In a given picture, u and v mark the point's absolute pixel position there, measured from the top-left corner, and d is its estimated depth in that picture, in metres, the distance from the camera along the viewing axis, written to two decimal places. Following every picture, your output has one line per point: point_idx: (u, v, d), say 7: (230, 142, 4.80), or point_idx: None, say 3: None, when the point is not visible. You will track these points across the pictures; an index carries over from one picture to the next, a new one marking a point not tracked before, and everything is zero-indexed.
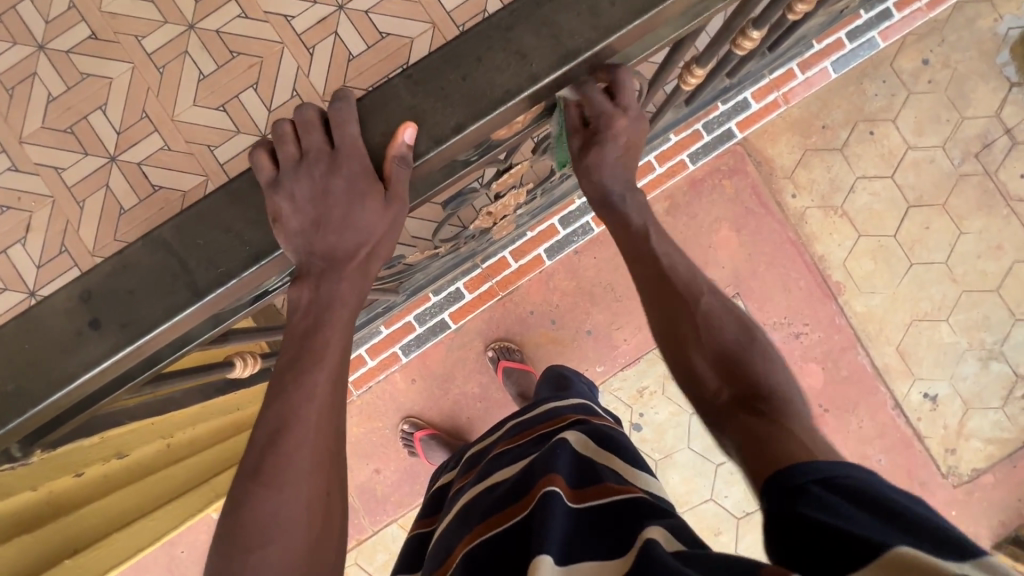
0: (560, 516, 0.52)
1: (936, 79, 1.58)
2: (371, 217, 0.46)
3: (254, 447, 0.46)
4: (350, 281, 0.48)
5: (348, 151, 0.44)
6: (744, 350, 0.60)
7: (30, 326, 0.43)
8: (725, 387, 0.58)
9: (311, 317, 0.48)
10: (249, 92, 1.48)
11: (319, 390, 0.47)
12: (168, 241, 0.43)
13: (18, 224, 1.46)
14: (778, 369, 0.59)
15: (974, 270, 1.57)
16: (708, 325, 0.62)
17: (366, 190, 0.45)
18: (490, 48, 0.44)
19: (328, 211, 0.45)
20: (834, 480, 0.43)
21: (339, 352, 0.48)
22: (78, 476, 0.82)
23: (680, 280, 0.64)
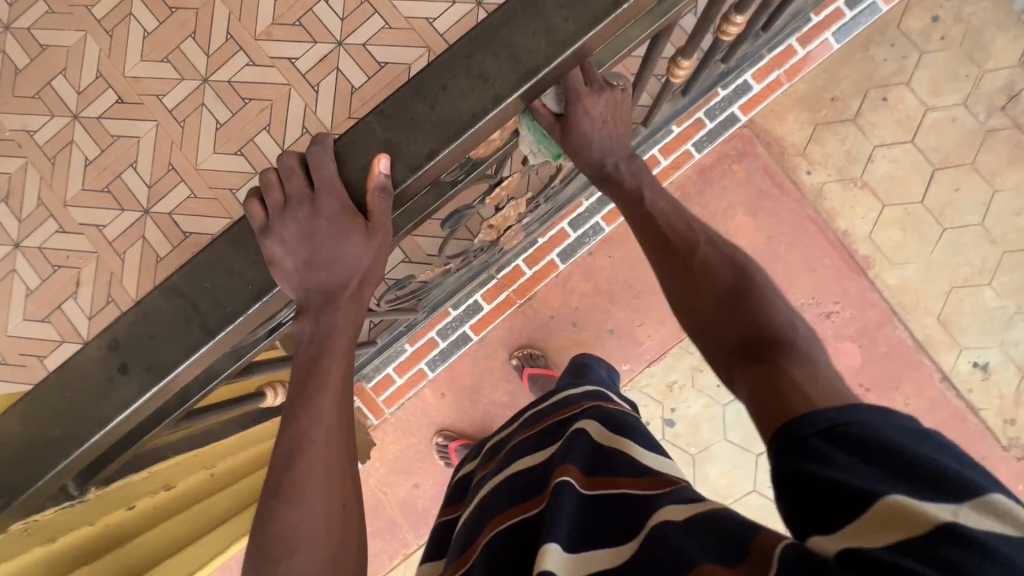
0: (569, 506, 0.51)
1: (949, 36, 1.51)
2: (356, 251, 0.49)
3: (273, 469, 0.49)
4: (345, 311, 0.51)
5: (328, 191, 0.47)
6: (745, 290, 0.59)
7: (68, 374, 0.48)
8: (732, 335, 0.56)
9: (314, 347, 0.51)
10: (263, 134, 1.56)
11: (326, 412, 0.50)
12: (179, 288, 0.47)
13: (69, 281, 1.59)
14: (788, 312, 0.56)
15: (1014, 229, 1.49)
16: (707, 271, 0.62)
17: (349, 225, 0.47)
18: (453, 76, 0.46)
19: (315, 250, 0.48)
20: (843, 429, 0.42)
21: (342, 375, 0.51)
22: (130, 510, 0.87)
23: (675, 237, 0.66)
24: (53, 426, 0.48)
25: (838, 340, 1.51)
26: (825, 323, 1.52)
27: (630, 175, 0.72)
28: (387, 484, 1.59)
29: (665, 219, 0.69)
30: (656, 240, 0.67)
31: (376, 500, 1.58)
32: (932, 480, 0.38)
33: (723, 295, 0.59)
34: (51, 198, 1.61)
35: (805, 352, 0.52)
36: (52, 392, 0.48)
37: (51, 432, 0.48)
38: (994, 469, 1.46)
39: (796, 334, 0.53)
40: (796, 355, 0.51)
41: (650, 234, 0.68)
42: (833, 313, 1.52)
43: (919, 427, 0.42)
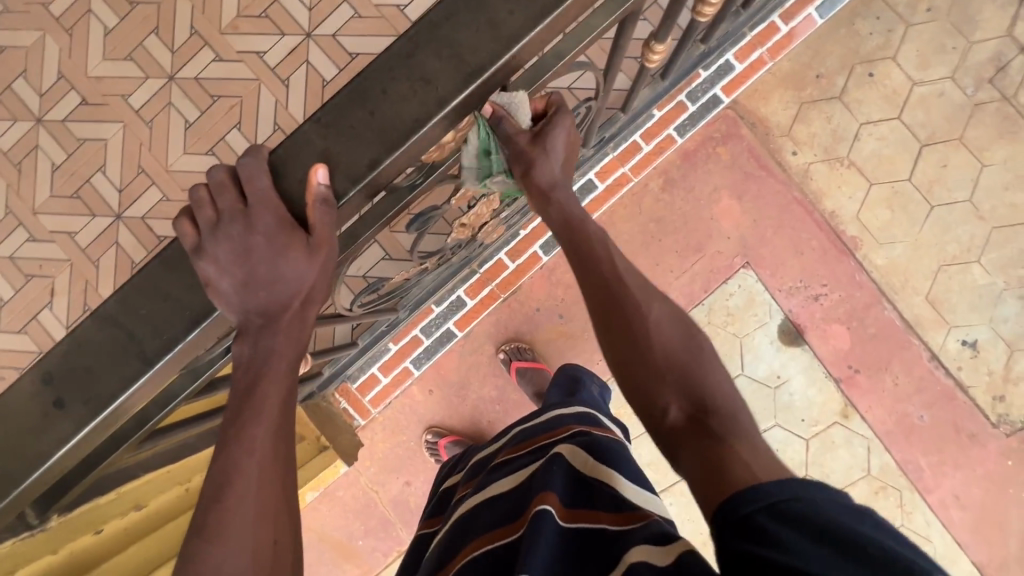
0: (548, 536, 0.52)
1: (935, 7, 1.47)
2: (297, 268, 0.46)
3: (199, 505, 0.46)
4: (286, 333, 0.49)
5: (261, 205, 0.44)
6: (689, 356, 0.60)
7: (2, 411, 0.45)
8: (676, 405, 0.57)
9: (250, 373, 0.49)
10: (233, 132, 1.52)
11: (259, 442, 0.48)
12: (114, 315, 0.44)
13: (43, 290, 1.55)
14: (720, 378, 0.60)
15: (1002, 204, 1.46)
16: (656, 333, 0.61)
17: (287, 241, 0.45)
18: (393, 78, 0.43)
19: (254, 270, 0.45)
20: (785, 506, 0.43)
21: (280, 403, 0.49)
22: (98, 533, 0.87)
23: (626, 292, 0.63)
24: None
25: (827, 323, 1.50)
26: (814, 306, 1.51)
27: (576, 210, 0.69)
28: (378, 482, 1.58)
29: (614, 264, 0.65)
30: (602, 290, 0.63)
31: (367, 499, 1.58)
32: (878, 563, 0.38)
33: (666, 363, 0.59)
34: (19, 206, 1.57)
35: (738, 425, 0.55)
36: None
37: None
38: (983, 446, 1.46)
39: (734, 407, 0.56)
40: (729, 429, 0.54)
41: (598, 280, 0.64)
42: (821, 296, 1.50)
43: (854, 503, 0.43)
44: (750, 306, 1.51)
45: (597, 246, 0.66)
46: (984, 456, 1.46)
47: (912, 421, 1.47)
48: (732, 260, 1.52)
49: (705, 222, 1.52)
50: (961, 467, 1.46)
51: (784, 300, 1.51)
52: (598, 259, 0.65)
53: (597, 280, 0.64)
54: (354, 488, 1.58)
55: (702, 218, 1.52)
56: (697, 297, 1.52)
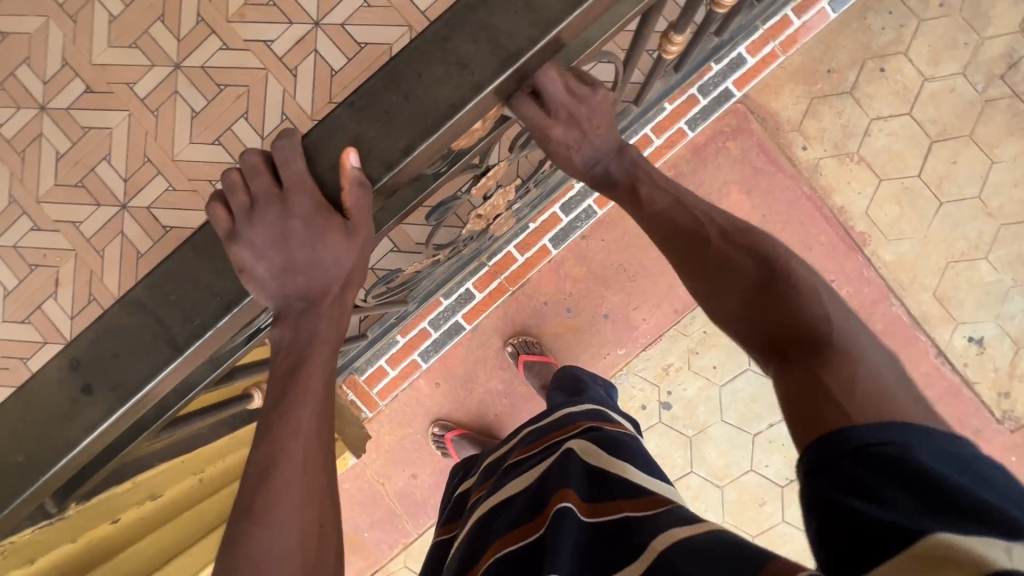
0: (570, 533, 0.52)
1: (948, 2, 1.46)
2: (335, 251, 0.45)
3: (245, 487, 0.47)
4: (329, 317, 0.48)
5: (297, 189, 0.44)
6: (769, 280, 0.58)
7: (28, 398, 0.45)
8: (761, 333, 0.56)
9: (293, 356, 0.49)
10: (241, 122, 1.50)
11: (304, 426, 0.48)
12: (143, 301, 0.44)
13: (47, 280, 1.54)
14: (814, 293, 0.56)
15: (1011, 201, 1.46)
16: (728, 265, 0.61)
17: (325, 225, 0.44)
18: (428, 62, 0.43)
19: (290, 255, 0.45)
20: (877, 449, 0.44)
21: (323, 387, 0.49)
22: (115, 522, 0.85)
23: (691, 230, 0.64)
24: (17, 451, 0.45)
25: None
26: None
27: (624, 175, 0.69)
28: (384, 475, 1.58)
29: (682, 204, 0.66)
30: (672, 232, 0.65)
31: (373, 492, 1.58)
32: (977, 513, 0.38)
33: (742, 293, 0.59)
34: (22, 194, 1.55)
35: (838, 343, 0.52)
36: (10, 416, 0.45)
37: (16, 459, 0.45)
38: (987, 442, 1.47)
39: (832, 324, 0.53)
40: (829, 348, 0.52)
41: (666, 224, 0.66)
42: None
43: (958, 455, 0.43)
44: None
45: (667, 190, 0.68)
46: (988, 452, 1.46)
47: None
48: None
49: None
50: None
51: None
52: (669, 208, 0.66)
53: (665, 224, 0.66)
54: (360, 480, 1.58)
55: None
56: None
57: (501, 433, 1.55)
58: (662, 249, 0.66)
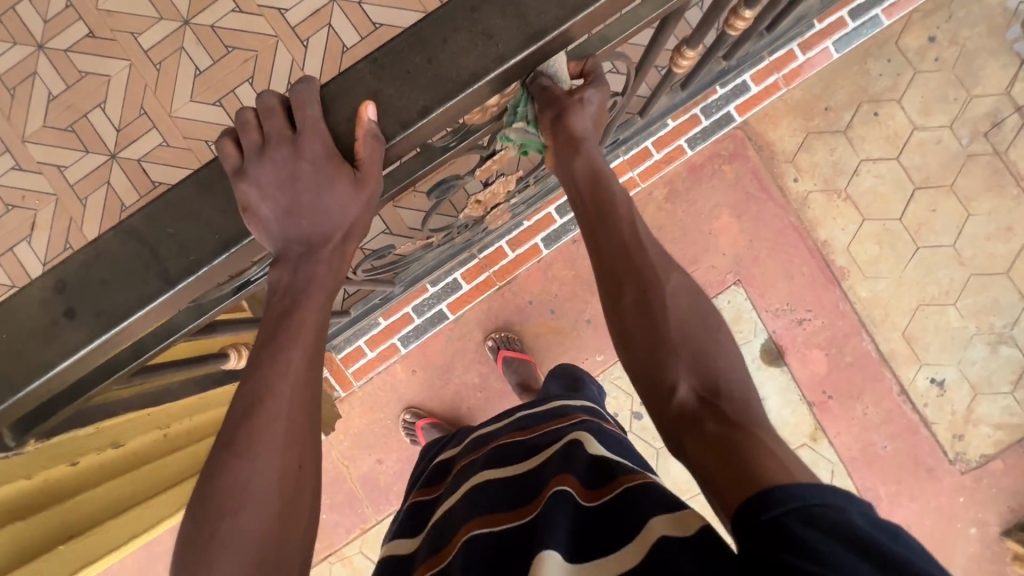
0: (563, 516, 0.55)
1: (943, 57, 1.53)
2: (340, 200, 0.45)
3: (229, 419, 0.48)
4: (327, 265, 0.49)
5: (310, 133, 0.44)
6: (704, 335, 0.58)
7: (7, 316, 0.43)
8: (687, 385, 0.55)
9: (288, 297, 0.49)
10: (245, 86, 1.49)
11: (292, 366, 0.48)
12: (139, 230, 0.43)
13: (23, 222, 1.49)
14: (735, 362, 0.58)
15: (983, 253, 1.53)
16: (673, 307, 0.58)
17: (333, 172, 0.44)
18: (455, 29, 0.43)
19: (292, 196, 0.45)
20: (817, 511, 0.41)
21: (315, 330, 0.49)
22: (72, 465, 0.83)
23: (644, 259, 0.60)
24: None
25: (807, 347, 1.55)
26: (796, 330, 1.56)
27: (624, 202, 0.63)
28: (350, 458, 1.57)
29: (635, 231, 0.62)
30: (621, 256, 0.60)
31: (337, 473, 1.57)
32: None
33: (682, 340, 0.57)
34: (8, 132, 1.50)
35: (752, 414, 0.54)
36: None
37: None
38: (939, 480, 1.52)
39: (746, 396, 0.55)
40: (745, 416, 0.53)
41: (616, 245, 0.61)
42: (804, 321, 1.55)
43: (884, 519, 0.41)
44: (736, 322, 1.56)
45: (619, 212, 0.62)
46: (939, 490, 1.52)
47: (875, 451, 1.53)
48: (724, 276, 1.56)
49: (703, 236, 1.56)
50: (916, 499, 1.52)
51: (769, 320, 1.56)
52: (614, 230, 0.61)
53: (614, 244, 0.61)
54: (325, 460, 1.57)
55: (700, 232, 1.56)
56: None
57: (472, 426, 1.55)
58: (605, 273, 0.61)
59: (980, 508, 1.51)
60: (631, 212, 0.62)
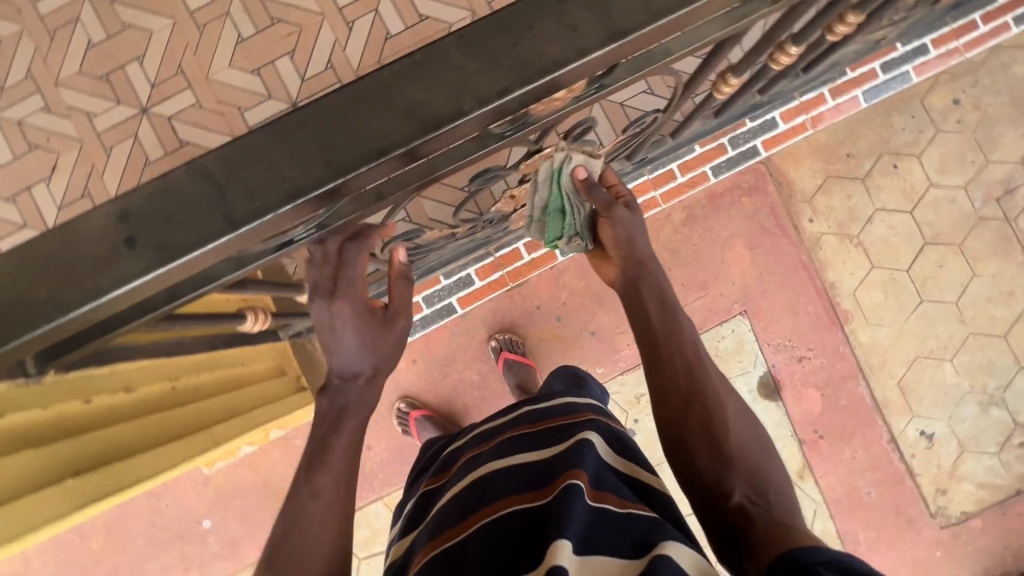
0: (580, 512, 0.66)
1: (965, 120, 1.57)
2: (372, 343, 0.65)
3: (276, 533, 0.63)
4: (359, 393, 0.66)
5: (347, 297, 0.64)
6: (755, 450, 0.71)
7: (67, 237, 0.43)
8: (738, 488, 0.67)
9: (329, 419, 0.66)
10: (285, 59, 1.50)
11: (324, 489, 0.63)
12: (210, 170, 0.44)
13: (44, 164, 1.48)
14: (782, 479, 0.70)
15: (983, 313, 1.56)
16: (730, 424, 0.72)
17: (367, 327, 0.65)
18: (541, 17, 0.45)
19: (339, 340, 0.64)
20: (839, 562, 0.47)
21: (343, 452, 0.65)
22: (86, 403, 0.90)
23: (708, 379, 0.75)
24: (39, 287, 0.43)
25: (804, 385, 1.57)
26: (795, 367, 1.58)
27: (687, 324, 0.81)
28: None
29: (702, 358, 0.78)
30: (689, 376, 0.75)
31: None
32: None
33: (736, 451, 0.70)
34: (42, 73, 1.51)
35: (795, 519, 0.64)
36: (44, 250, 0.43)
37: (36, 295, 0.43)
38: (918, 532, 1.54)
39: (790, 507, 0.66)
40: (790, 518, 0.63)
41: (686, 366, 0.76)
42: (804, 359, 1.57)
43: None
44: (737, 352, 1.58)
45: (690, 340, 0.79)
46: (917, 542, 1.53)
47: (859, 495, 1.55)
48: (731, 304, 1.58)
49: (715, 264, 1.58)
50: (894, 548, 1.53)
51: (769, 354, 1.58)
52: (683, 352, 0.77)
53: (685, 364, 0.76)
54: None
55: (713, 259, 1.58)
56: None
57: (465, 423, 1.55)
58: (675, 386, 0.75)
59: (955, 564, 1.53)
60: (696, 340, 0.79)
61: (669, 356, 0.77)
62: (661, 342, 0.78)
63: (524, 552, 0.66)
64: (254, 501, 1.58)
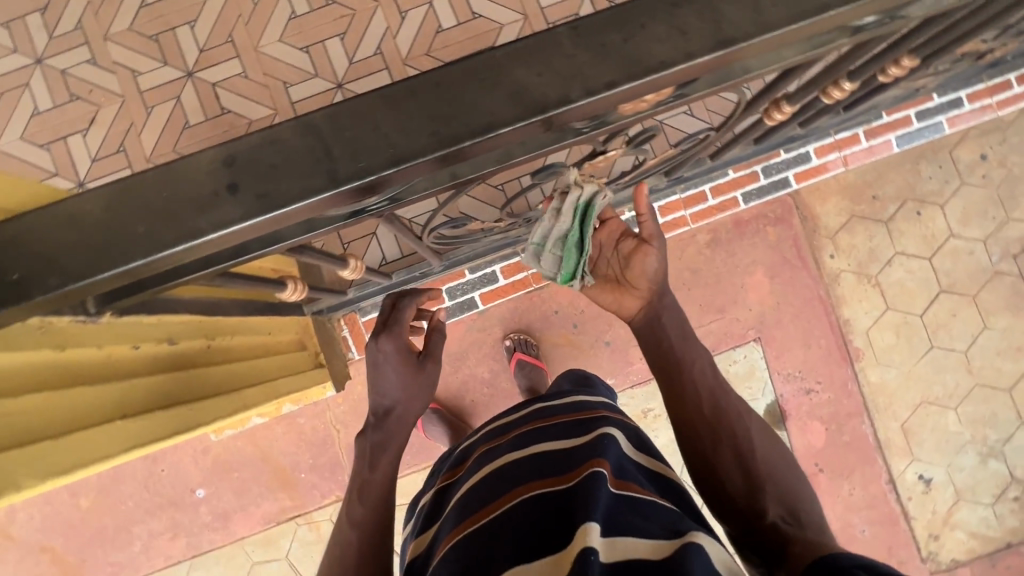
0: (603, 495, 0.68)
1: (990, 176, 1.61)
2: (403, 380, 0.84)
3: (326, 558, 0.77)
4: (397, 428, 0.83)
5: (393, 339, 0.85)
6: (780, 467, 0.76)
7: (172, 176, 0.44)
8: (772, 507, 0.71)
9: (366, 458, 0.80)
10: (335, 40, 1.52)
11: (361, 516, 0.77)
12: (318, 126, 0.45)
13: (83, 115, 1.49)
14: (808, 494, 0.75)
15: (991, 366, 1.59)
16: (753, 445, 0.77)
17: (403, 366, 0.85)
18: (653, 18, 0.46)
19: (381, 375, 0.83)
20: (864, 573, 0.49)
21: (378, 484, 0.79)
22: (133, 349, 0.76)
23: (729, 405, 0.81)
24: (139, 222, 0.44)
25: (809, 418, 1.59)
26: (802, 398, 1.59)
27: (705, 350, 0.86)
28: (344, 422, 1.56)
29: (719, 384, 0.83)
30: (710, 403, 0.80)
31: (327, 434, 1.56)
32: None
33: (764, 471, 0.75)
34: (92, 26, 1.51)
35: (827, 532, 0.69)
36: (148, 186, 0.44)
37: (135, 229, 0.44)
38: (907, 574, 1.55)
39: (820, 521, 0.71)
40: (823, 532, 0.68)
41: (708, 393, 0.81)
42: (812, 391, 1.59)
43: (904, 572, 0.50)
44: (747, 377, 1.59)
45: (709, 365, 0.84)
46: None
47: (853, 532, 1.56)
48: (746, 330, 1.60)
49: (735, 288, 1.60)
50: None
51: (778, 383, 1.59)
52: (703, 379, 0.82)
53: (706, 391, 0.81)
54: (319, 419, 1.56)
55: (733, 283, 1.60)
56: None
57: (472, 419, 1.56)
58: (697, 413, 0.80)
59: None
60: (712, 364, 0.84)
61: (691, 383, 0.82)
62: (682, 370, 0.83)
63: (549, 534, 0.67)
64: (250, 475, 1.56)
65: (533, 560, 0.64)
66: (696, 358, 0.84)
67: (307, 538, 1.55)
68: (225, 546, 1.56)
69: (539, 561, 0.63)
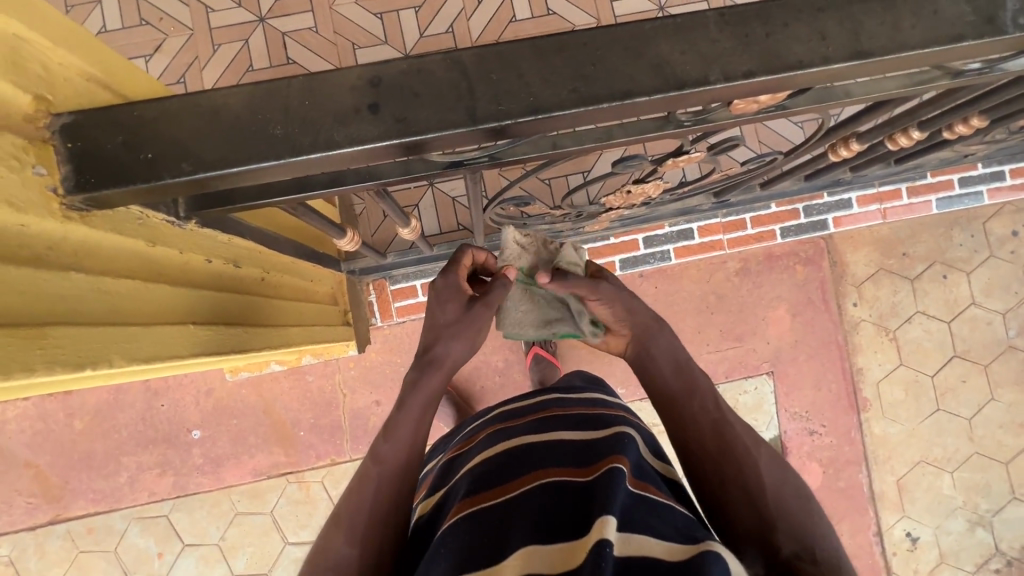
0: (622, 491, 0.66)
1: (1018, 253, 1.64)
2: (451, 313, 0.85)
3: (347, 490, 0.77)
4: (435, 376, 0.83)
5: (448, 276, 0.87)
6: (796, 503, 0.71)
7: (315, 86, 0.45)
8: (787, 543, 0.67)
9: (401, 399, 0.82)
10: (409, 12, 1.53)
11: (387, 456, 0.77)
12: (465, 65, 0.46)
13: (149, 42, 1.49)
14: (829, 533, 0.69)
15: (992, 437, 1.61)
16: (764, 478, 0.73)
17: (450, 300, 0.85)
18: (798, 19, 0.48)
19: (432, 308, 0.86)
20: None
21: (407, 432, 0.79)
22: (207, 262, 0.74)
23: (734, 436, 0.78)
24: (277, 124, 0.45)
25: (808, 458, 1.60)
26: (805, 438, 1.61)
27: (706, 385, 0.85)
28: (351, 387, 1.55)
29: (724, 416, 0.81)
30: (714, 433, 0.79)
31: (333, 397, 1.55)
32: None
33: (776, 506, 0.70)
34: None
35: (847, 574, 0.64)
36: (291, 92, 0.45)
37: (271, 130, 0.45)
38: None
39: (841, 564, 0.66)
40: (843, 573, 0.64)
41: (710, 425, 0.80)
42: (815, 433, 1.61)
43: None
44: (755, 409, 1.61)
45: (711, 397, 0.83)
46: None
47: None
48: (760, 362, 1.62)
49: (756, 319, 1.62)
50: None
51: (784, 419, 1.61)
52: (705, 411, 0.81)
53: (709, 423, 0.80)
54: (327, 380, 1.55)
55: (755, 315, 1.62)
56: (715, 377, 1.61)
57: (479, 404, 1.55)
58: (697, 445, 0.79)
59: None
60: (715, 396, 0.83)
61: (692, 414, 0.81)
62: (681, 401, 0.83)
63: (567, 520, 0.65)
64: (249, 424, 1.55)
65: (550, 542, 0.63)
66: (695, 391, 0.84)
67: (294, 497, 1.54)
68: (211, 492, 1.54)
69: (556, 545, 0.62)
